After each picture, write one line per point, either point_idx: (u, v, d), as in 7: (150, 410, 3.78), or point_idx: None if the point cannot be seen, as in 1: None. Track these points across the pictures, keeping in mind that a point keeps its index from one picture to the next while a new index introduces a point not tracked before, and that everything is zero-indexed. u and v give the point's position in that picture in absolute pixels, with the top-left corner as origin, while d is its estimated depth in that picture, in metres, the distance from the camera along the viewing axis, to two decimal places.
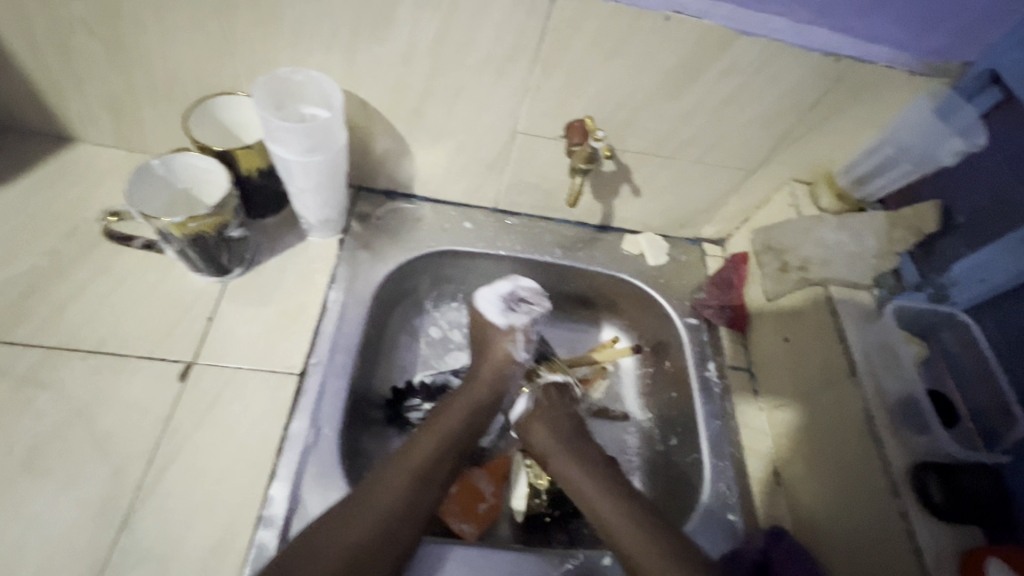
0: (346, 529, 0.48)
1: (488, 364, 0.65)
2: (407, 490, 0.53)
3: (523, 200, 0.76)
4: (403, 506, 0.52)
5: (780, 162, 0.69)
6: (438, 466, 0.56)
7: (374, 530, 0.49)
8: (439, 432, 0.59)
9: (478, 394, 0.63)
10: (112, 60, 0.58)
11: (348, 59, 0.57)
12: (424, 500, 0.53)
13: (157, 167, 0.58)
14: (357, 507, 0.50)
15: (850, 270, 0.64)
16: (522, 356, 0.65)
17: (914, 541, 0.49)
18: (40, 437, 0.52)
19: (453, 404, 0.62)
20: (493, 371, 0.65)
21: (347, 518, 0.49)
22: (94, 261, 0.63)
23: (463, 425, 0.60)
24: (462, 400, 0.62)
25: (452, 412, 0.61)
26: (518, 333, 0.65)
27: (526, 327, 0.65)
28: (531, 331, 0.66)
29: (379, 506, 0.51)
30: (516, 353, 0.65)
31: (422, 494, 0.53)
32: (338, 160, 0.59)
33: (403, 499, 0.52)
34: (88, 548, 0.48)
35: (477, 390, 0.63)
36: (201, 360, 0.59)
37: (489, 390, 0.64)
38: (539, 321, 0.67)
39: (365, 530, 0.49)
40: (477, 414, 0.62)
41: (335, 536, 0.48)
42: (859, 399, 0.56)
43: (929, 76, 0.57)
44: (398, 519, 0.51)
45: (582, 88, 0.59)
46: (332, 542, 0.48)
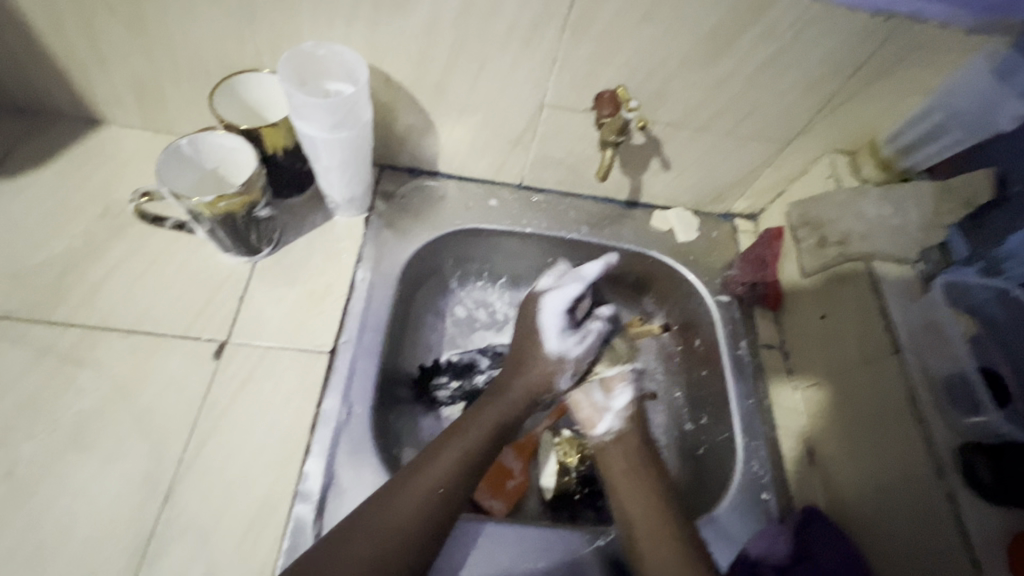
0: (378, 527, 0.48)
1: (528, 373, 0.61)
2: (438, 494, 0.51)
3: (549, 176, 0.74)
4: (434, 509, 0.50)
5: (820, 131, 0.65)
6: (469, 469, 0.54)
7: (404, 533, 0.48)
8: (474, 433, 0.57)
9: (513, 397, 0.60)
10: (135, 39, 0.57)
11: (371, 33, 0.55)
12: (453, 503, 0.52)
13: (185, 147, 0.58)
14: (386, 504, 0.49)
15: (893, 243, 0.61)
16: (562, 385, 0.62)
17: (961, 525, 0.48)
18: (83, 414, 0.54)
19: (486, 407, 0.59)
20: (533, 377, 0.61)
21: (379, 514, 0.49)
22: (127, 242, 0.64)
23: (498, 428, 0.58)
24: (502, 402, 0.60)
25: (485, 415, 0.58)
26: (568, 365, 0.61)
27: (578, 358, 0.62)
28: (581, 363, 0.63)
29: (408, 507, 0.50)
30: (559, 381, 0.62)
31: (452, 497, 0.52)
32: (365, 136, 0.58)
33: (433, 503, 0.51)
34: (133, 520, 0.50)
35: (512, 393, 0.60)
36: (233, 340, 0.60)
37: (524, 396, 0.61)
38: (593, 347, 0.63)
39: (403, 522, 0.49)
40: (511, 415, 0.60)
41: (365, 534, 0.48)
42: (902, 376, 0.54)
43: (986, 35, 0.53)
44: (428, 522, 0.50)
45: (612, 56, 0.57)
46: (363, 539, 0.47)
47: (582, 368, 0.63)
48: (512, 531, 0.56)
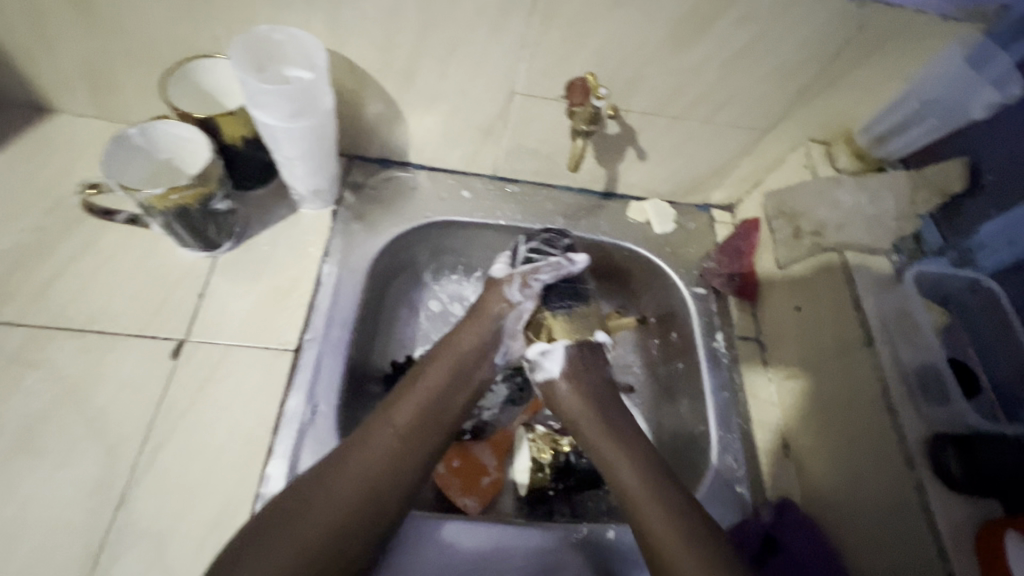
0: (336, 490, 0.47)
1: (477, 322, 0.60)
2: (399, 452, 0.51)
3: (523, 166, 0.73)
4: (398, 469, 0.50)
5: (796, 120, 0.65)
6: (426, 426, 0.54)
7: (364, 492, 0.48)
8: (426, 385, 0.56)
9: (465, 348, 0.59)
10: (80, 22, 0.54)
11: (332, 17, 0.53)
12: (416, 460, 0.52)
13: (136, 137, 0.55)
14: (343, 470, 0.49)
15: (868, 234, 0.60)
16: (513, 298, 0.60)
17: (929, 516, 0.47)
18: (32, 417, 0.51)
19: (437, 361, 0.58)
20: (480, 321, 0.60)
21: (338, 478, 0.48)
22: (79, 237, 0.61)
23: (452, 381, 0.57)
24: (452, 350, 0.59)
25: (436, 371, 0.57)
26: (513, 276, 0.60)
27: (525, 272, 0.60)
28: (532, 278, 0.60)
29: (366, 467, 0.49)
30: (506, 293, 0.60)
31: (412, 455, 0.52)
32: (327, 124, 0.56)
33: (392, 462, 0.50)
34: (85, 526, 0.48)
35: (462, 346, 0.59)
36: (192, 338, 0.57)
37: (476, 344, 0.59)
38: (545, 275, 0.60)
39: (356, 478, 0.48)
40: (466, 369, 0.58)
41: (325, 499, 0.47)
42: (874, 368, 0.54)
43: (959, 21, 0.52)
44: (387, 482, 0.50)
45: (583, 42, 0.55)
46: (322, 504, 0.47)
47: (535, 287, 0.60)
48: (480, 529, 0.55)
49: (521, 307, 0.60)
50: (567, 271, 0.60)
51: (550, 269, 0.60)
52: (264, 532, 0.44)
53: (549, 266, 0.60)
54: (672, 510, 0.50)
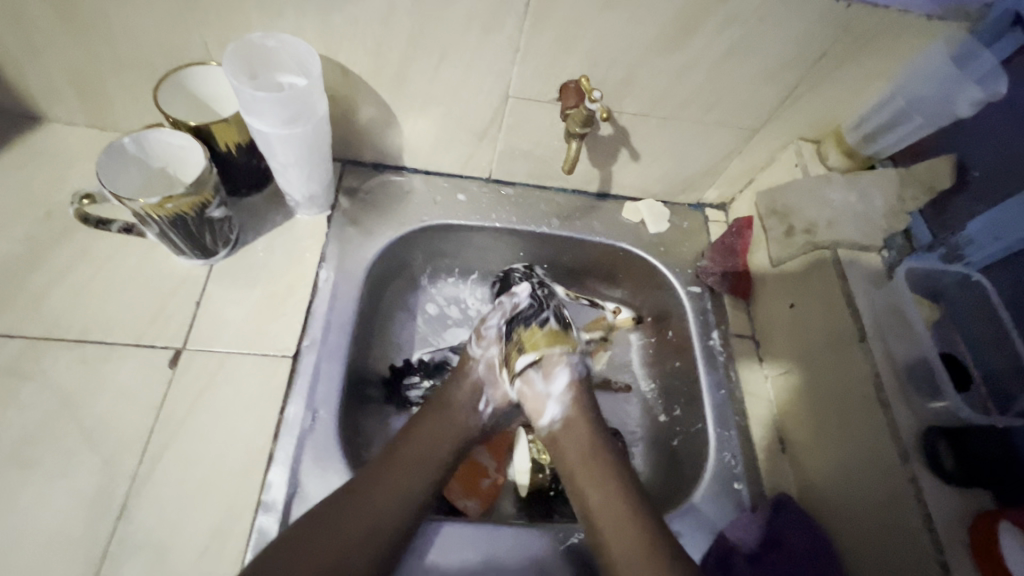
0: (322, 542, 0.46)
1: (457, 377, 0.62)
2: (394, 497, 0.51)
3: (517, 168, 0.73)
4: (394, 514, 0.50)
5: (786, 119, 0.65)
6: (417, 474, 0.53)
7: (359, 537, 0.47)
8: (418, 434, 0.57)
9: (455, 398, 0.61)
10: (69, 32, 0.54)
11: (324, 23, 0.53)
12: (402, 511, 0.51)
13: (129, 146, 0.55)
14: (324, 524, 0.47)
15: (858, 231, 0.61)
16: (477, 351, 0.64)
17: (923, 508, 0.48)
18: (30, 429, 0.51)
19: (426, 413, 0.59)
20: (464, 374, 0.63)
21: (331, 521, 0.47)
22: (72, 246, 0.60)
23: (443, 429, 0.58)
24: (441, 401, 0.60)
25: (427, 420, 0.58)
26: (472, 334, 0.66)
27: (479, 326, 0.66)
28: (484, 327, 0.65)
29: (352, 520, 0.48)
30: (470, 350, 0.64)
31: (399, 504, 0.51)
32: (322, 130, 0.56)
33: (385, 509, 0.50)
34: (85, 538, 0.48)
35: (452, 399, 0.61)
36: (190, 346, 0.57)
37: (462, 397, 0.61)
38: (494, 317, 0.65)
39: (348, 527, 0.47)
40: (458, 417, 0.60)
41: (316, 546, 0.46)
42: (868, 363, 0.55)
43: (944, 20, 0.53)
44: (381, 526, 0.49)
45: (574, 45, 0.55)
46: (307, 556, 0.45)
47: (491, 334, 0.64)
48: (480, 533, 0.55)
49: (486, 356, 0.63)
50: (511, 309, 0.64)
51: (499, 312, 0.65)
52: None
53: (498, 311, 0.65)
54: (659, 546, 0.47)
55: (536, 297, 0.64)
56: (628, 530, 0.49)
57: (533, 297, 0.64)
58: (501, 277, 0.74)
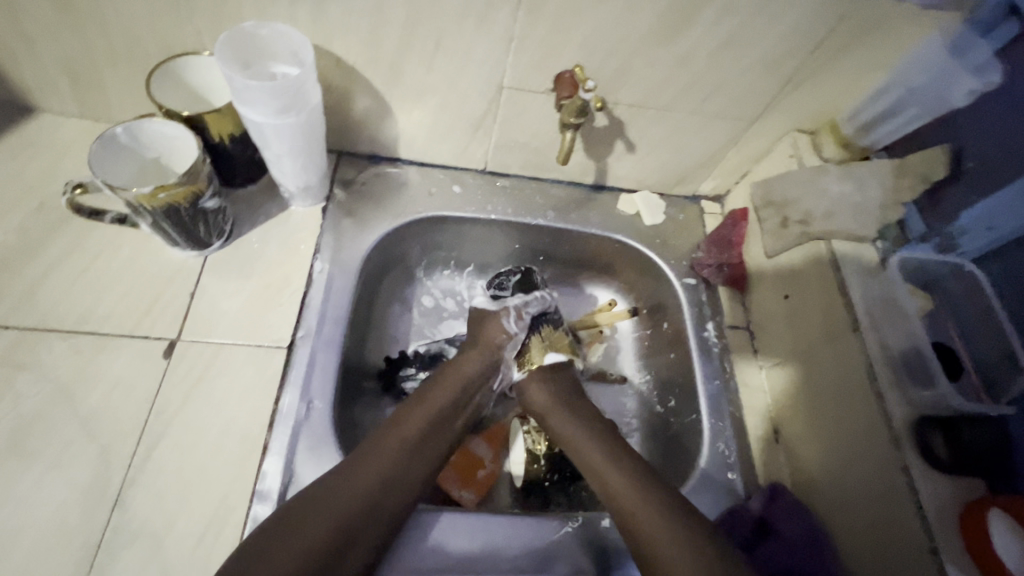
0: (337, 502, 0.47)
1: (475, 350, 0.64)
2: (404, 465, 0.52)
3: (513, 160, 0.73)
4: (407, 478, 0.52)
5: (783, 110, 0.65)
6: (429, 441, 0.55)
7: (364, 505, 0.48)
8: (432, 401, 0.58)
9: (468, 374, 0.62)
10: (60, 21, 0.53)
11: (317, 12, 0.52)
12: (415, 475, 0.52)
13: (121, 135, 0.55)
14: (337, 485, 0.48)
15: (853, 222, 0.62)
16: (511, 329, 0.64)
17: (916, 496, 0.48)
18: (24, 418, 0.51)
19: (440, 382, 0.60)
20: (486, 348, 0.64)
21: (332, 496, 0.47)
22: (66, 237, 0.60)
23: (452, 405, 0.59)
24: (455, 371, 0.62)
25: (436, 394, 0.59)
26: (507, 308, 0.65)
27: (520, 305, 0.65)
28: (525, 310, 0.65)
29: (366, 480, 0.49)
30: (505, 325, 0.65)
31: (412, 468, 0.52)
32: (316, 120, 0.56)
33: (390, 481, 0.50)
34: (81, 526, 0.48)
35: (465, 374, 0.61)
36: (185, 337, 0.57)
37: (477, 370, 0.62)
38: (534, 303, 0.66)
39: (361, 489, 0.49)
40: (467, 393, 0.61)
41: (318, 518, 0.46)
42: (862, 353, 0.55)
43: (939, 10, 0.53)
44: (383, 498, 0.49)
45: (569, 34, 0.55)
46: (322, 514, 0.46)
47: (528, 320, 0.65)
48: (475, 523, 0.55)
49: (518, 338, 0.65)
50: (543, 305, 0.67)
51: (537, 302, 0.66)
52: (261, 549, 0.43)
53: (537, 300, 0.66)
54: (666, 513, 0.49)
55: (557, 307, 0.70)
56: (638, 516, 0.50)
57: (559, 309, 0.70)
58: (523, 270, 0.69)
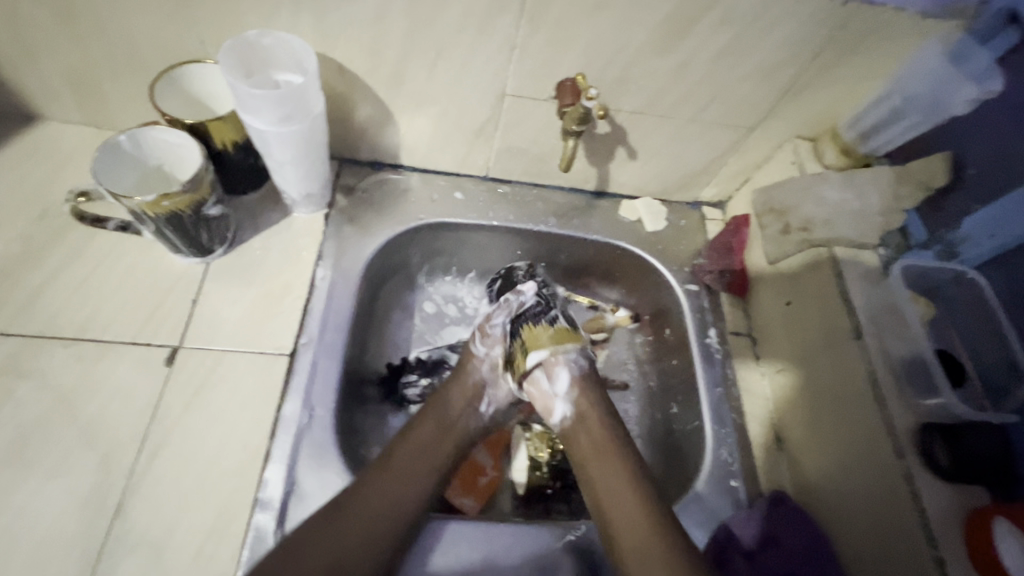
0: (314, 558, 0.46)
1: (456, 380, 0.62)
2: (385, 513, 0.50)
3: (514, 166, 0.73)
4: (389, 524, 0.50)
5: (783, 117, 0.65)
6: (412, 483, 0.53)
7: (346, 556, 0.47)
8: (413, 441, 0.56)
9: (452, 403, 0.60)
10: (64, 30, 0.53)
11: (319, 20, 0.53)
12: (398, 521, 0.50)
13: (125, 144, 0.55)
14: (317, 537, 0.47)
15: (854, 228, 0.61)
16: (480, 352, 0.64)
17: (919, 505, 0.48)
18: (25, 426, 0.51)
19: (422, 417, 0.58)
20: (464, 378, 0.62)
21: (325, 535, 0.47)
22: (68, 244, 0.60)
23: (440, 435, 0.58)
24: (436, 405, 0.60)
25: (422, 424, 0.58)
26: (474, 330, 0.65)
27: (484, 323, 0.65)
28: (489, 325, 0.64)
29: (347, 532, 0.48)
30: (474, 349, 0.64)
31: (396, 513, 0.51)
32: (318, 128, 0.56)
33: (381, 518, 0.50)
34: (82, 536, 0.48)
35: (450, 403, 0.60)
36: (187, 344, 0.57)
37: (458, 402, 0.60)
38: (499, 313, 0.64)
39: (341, 543, 0.47)
40: (455, 421, 0.59)
41: (300, 568, 0.45)
42: (864, 360, 0.55)
43: (937, 18, 0.53)
44: (376, 535, 0.49)
45: (571, 42, 0.55)
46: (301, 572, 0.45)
47: (496, 333, 0.64)
48: (478, 531, 0.55)
49: (490, 357, 0.63)
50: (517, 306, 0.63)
51: (504, 309, 0.64)
52: None
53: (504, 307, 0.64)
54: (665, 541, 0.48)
55: (542, 296, 0.64)
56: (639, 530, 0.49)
57: (540, 296, 0.63)
58: (503, 273, 0.71)
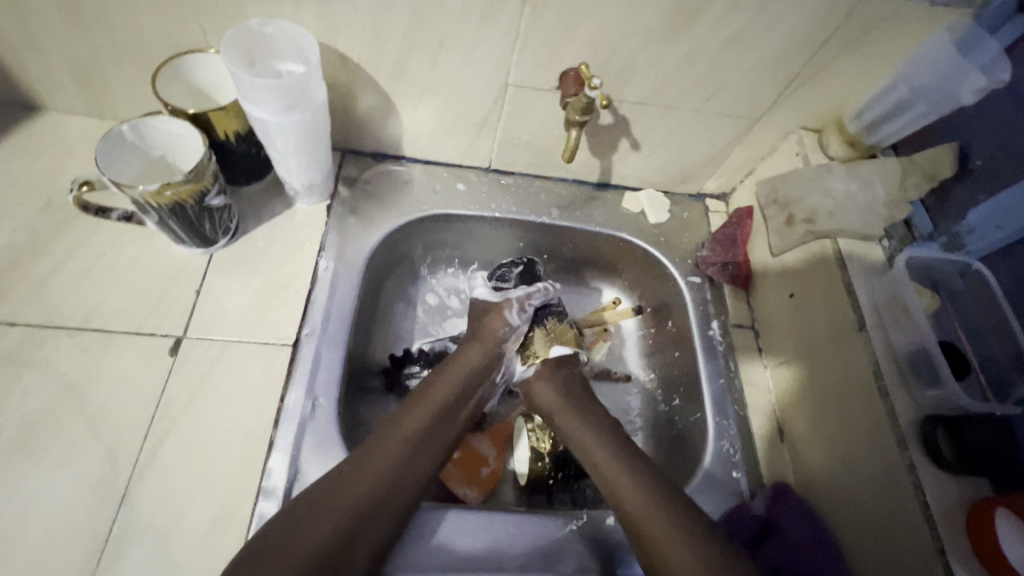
0: (335, 508, 0.46)
1: (478, 343, 0.63)
2: (405, 466, 0.51)
3: (517, 158, 0.73)
4: (409, 477, 0.51)
5: (788, 107, 0.65)
6: (431, 439, 0.55)
7: (367, 506, 0.48)
8: (433, 398, 0.58)
9: (467, 369, 0.61)
10: (66, 19, 0.53)
11: (321, 10, 0.52)
12: (417, 473, 0.52)
13: (127, 133, 0.55)
14: (338, 489, 0.48)
15: (860, 219, 0.61)
16: (514, 322, 0.64)
17: (921, 495, 0.48)
18: (31, 416, 0.51)
19: (441, 378, 0.60)
20: (488, 341, 0.63)
21: (337, 497, 0.47)
22: (73, 235, 0.60)
23: (453, 400, 0.58)
24: (457, 367, 0.61)
25: (438, 388, 0.59)
26: (511, 300, 0.65)
27: (521, 297, 0.65)
28: (527, 302, 0.65)
29: (367, 485, 0.49)
30: (508, 318, 0.64)
31: (415, 466, 0.52)
32: (321, 118, 0.56)
33: (395, 478, 0.50)
34: (89, 523, 0.48)
35: (466, 371, 0.61)
36: (191, 335, 0.57)
37: (480, 364, 0.62)
38: (536, 294, 0.66)
39: (362, 493, 0.48)
40: (469, 387, 0.60)
41: (320, 518, 0.46)
42: (868, 352, 0.55)
43: (951, 6, 0.52)
44: (390, 495, 0.49)
45: (575, 32, 0.55)
46: (322, 521, 0.45)
47: (531, 311, 0.65)
48: (480, 519, 0.55)
49: (519, 330, 0.64)
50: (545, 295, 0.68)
51: (540, 293, 0.66)
52: (265, 552, 0.43)
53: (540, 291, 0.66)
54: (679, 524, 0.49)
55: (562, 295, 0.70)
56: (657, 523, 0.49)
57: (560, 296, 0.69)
58: (523, 261, 0.71)
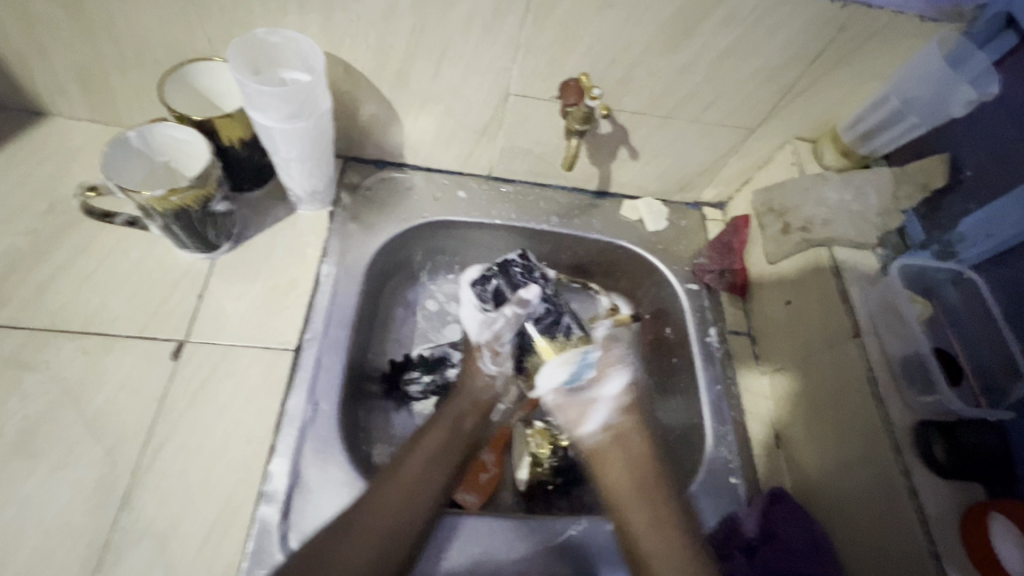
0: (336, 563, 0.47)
1: (468, 393, 0.62)
2: (404, 511, 0.51)
3: (517, 166, 0.74)
4: (409, 522, 0.51)
5: (783, 118, 0.66)
6: (428, 484, 0.54)
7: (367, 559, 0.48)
8: (429, 444, 0.57)
9: (464, 410, 0.61)
10: (74, 26, 0.54)
11: (326, 19, 0.53)
12: (417, 522, 0.51)
13: (134, 139, 0.56)
14: (339, 542, 0.48)
15: (853, 228, 0.62)
16: (491, 370, 0.63)
17: (916, 502, 0.49)
18: (32, 418, 0.52)
19: (436, 423, 0.59)
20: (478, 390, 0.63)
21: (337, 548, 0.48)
22: (75, 239, 0.61)
23: (451, 443, 0.58)
24: (451, 411, 0.60)
25: (433, 433, 0.58)
26: (483, 347, 0.62)
27: (490, 341, 0.61)
28: (498, 345, 0.61)
29: (367, 539, 0.49)
30: (483, 366, 0.63)
31: (411, 510, 0.52)
32: (323, 125, 0.56)
33: (398, 522, 0.50)
34: (87, 527, 0.48)
35: (461, 412, 0.60)
36: (192, 339, 0.58)
37: (472, 409, 0.61)
38: (506, 334, 0.60)
39: (363, 546, 0.48)
40: (464, 428, 0.60)
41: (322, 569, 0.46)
42: (862, 359, 0.56)
43: (940, 21, 0.54)
44: (390, 546, 0.49)
45: (574, 43, 0.56)
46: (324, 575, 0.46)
47: (505, 351, 0.62)
48: (480, 525, 0.56)
49: (501, 374, 0.63)
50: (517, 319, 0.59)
51: (508, 325, 0.60)
52: None
53: (507, 326, 0.60)
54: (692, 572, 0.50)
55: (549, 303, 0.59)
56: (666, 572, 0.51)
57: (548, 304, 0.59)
58: (497, 269, 0.62)
